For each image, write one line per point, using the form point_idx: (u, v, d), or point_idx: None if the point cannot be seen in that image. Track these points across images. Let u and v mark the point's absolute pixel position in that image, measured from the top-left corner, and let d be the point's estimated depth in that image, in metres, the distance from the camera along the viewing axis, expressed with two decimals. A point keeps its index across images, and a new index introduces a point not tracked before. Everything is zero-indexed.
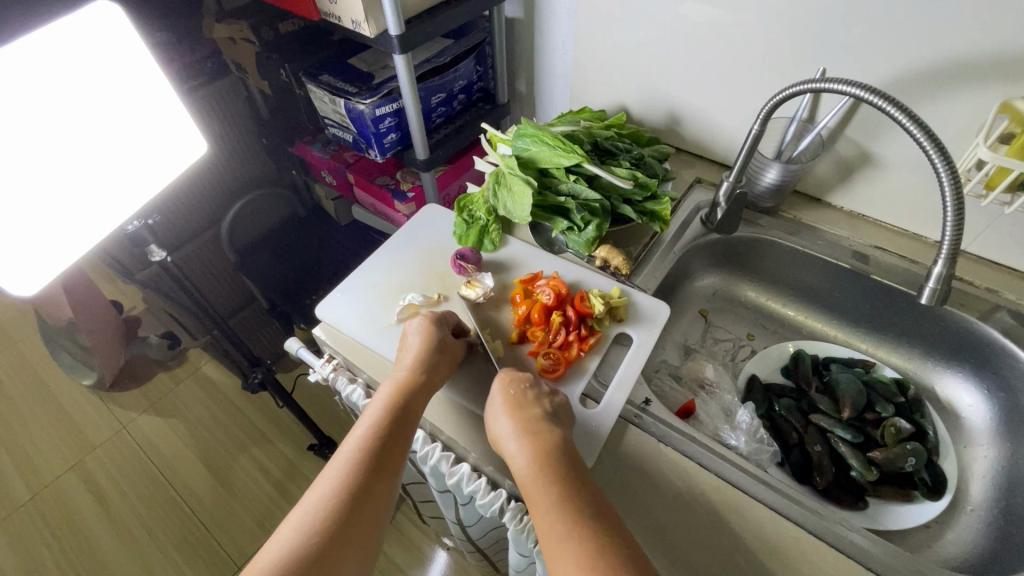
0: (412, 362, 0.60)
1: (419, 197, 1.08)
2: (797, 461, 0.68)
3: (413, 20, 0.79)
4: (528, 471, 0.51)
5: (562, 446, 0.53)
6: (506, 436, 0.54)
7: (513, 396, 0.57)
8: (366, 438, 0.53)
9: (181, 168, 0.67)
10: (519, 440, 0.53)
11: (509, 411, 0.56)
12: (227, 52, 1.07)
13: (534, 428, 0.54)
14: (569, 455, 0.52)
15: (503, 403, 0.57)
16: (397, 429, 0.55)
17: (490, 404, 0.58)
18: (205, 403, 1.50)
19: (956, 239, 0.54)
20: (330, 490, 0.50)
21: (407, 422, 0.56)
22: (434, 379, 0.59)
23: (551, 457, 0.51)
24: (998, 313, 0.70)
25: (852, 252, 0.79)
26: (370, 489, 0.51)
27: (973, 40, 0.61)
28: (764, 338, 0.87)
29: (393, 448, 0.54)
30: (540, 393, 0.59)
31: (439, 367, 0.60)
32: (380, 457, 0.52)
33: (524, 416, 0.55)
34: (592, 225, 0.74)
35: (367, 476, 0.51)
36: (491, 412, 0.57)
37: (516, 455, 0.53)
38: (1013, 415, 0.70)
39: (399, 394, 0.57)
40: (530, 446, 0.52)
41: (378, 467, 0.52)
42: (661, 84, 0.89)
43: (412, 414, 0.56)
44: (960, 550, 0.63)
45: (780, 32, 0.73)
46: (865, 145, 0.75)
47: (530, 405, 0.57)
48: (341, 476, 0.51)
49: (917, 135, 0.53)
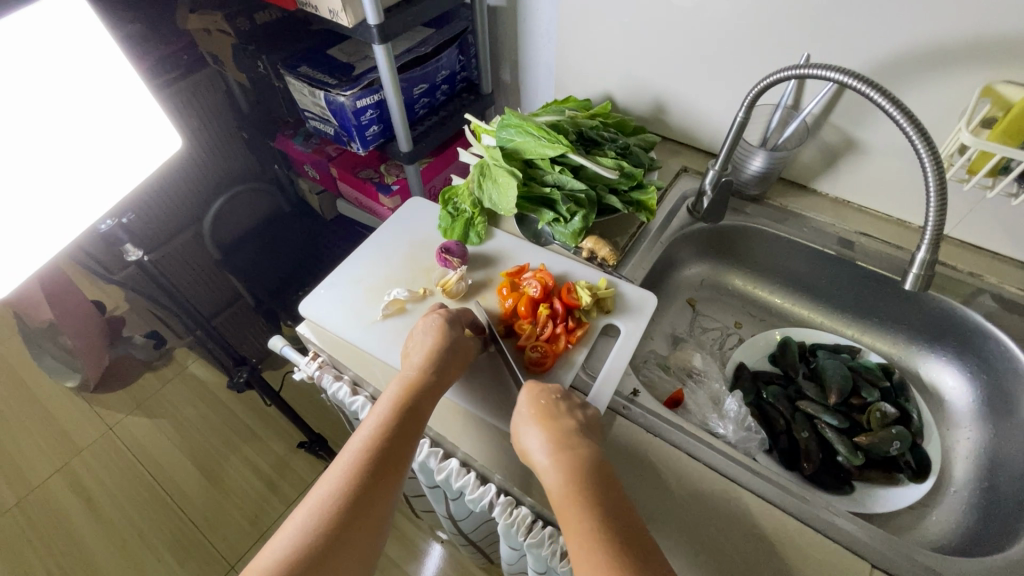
0: (422, 362, 0.58)
1: (404, 190, 1.07)
2: (784, 448, 0.69)
3: (391, 9, 0.77)
4: (563, 490, 0.48)
5: (598, 467, 0.50)
6: (536, 450, 0.52)
7: (544, 408, 0.55)
8: (372, 437, 0.52)
9: (155, 165, 0.65)
10: (552, 456, 0.50)
11: (540, 425, 0.53)
12: (203, 44, 1.05)
13: (567, 443, 0.51)
14: (606, 477, 0.49)
15: (534, 414, 0.54)
16: (405, 430, 0.54)
17: (518, 416, 0.55)
18: (193, 402, 1.48)
19: (939, 224, 0.54)
20: (333, 490, 0.49)
21: (415, 424, 0.55)
22: (445, 380, 0.58)
23: (588, 478, 0.48)
24: (981, 297, 0.71)
25: (838, 239, 0.79)
26: (374, 491, 0.50)
27: (955, 21, 0.61)
28: (751, 325, 0.87)
29: (399, 450, 0.53)
30: (572, 406, 0.56)
31: (450, 365, 0.59)
32: (385, 459, 0.51)
33: (559, 431, 0.52)
34: (578, 216, 0.74)
35: (372, 477, 0.50)
36: (521, 423, 0.55)
37: (548, 475, 0.50)
38: (994, 397, 0.70)
39: (406, 394, 0.56)
40: (565, 464, 0.49)
41: (382, 468, 0.51)
42: (646, 72, 0.88)
43: (421, 415, 0.55)
44: (943, 530, 0.64)
45: (764, 17, 0.72)
46: (850, 131, 0.74)
47: (562, 418, 0.54)
48: (344, 478, 0.50)
49: (901, 120, 0.53)
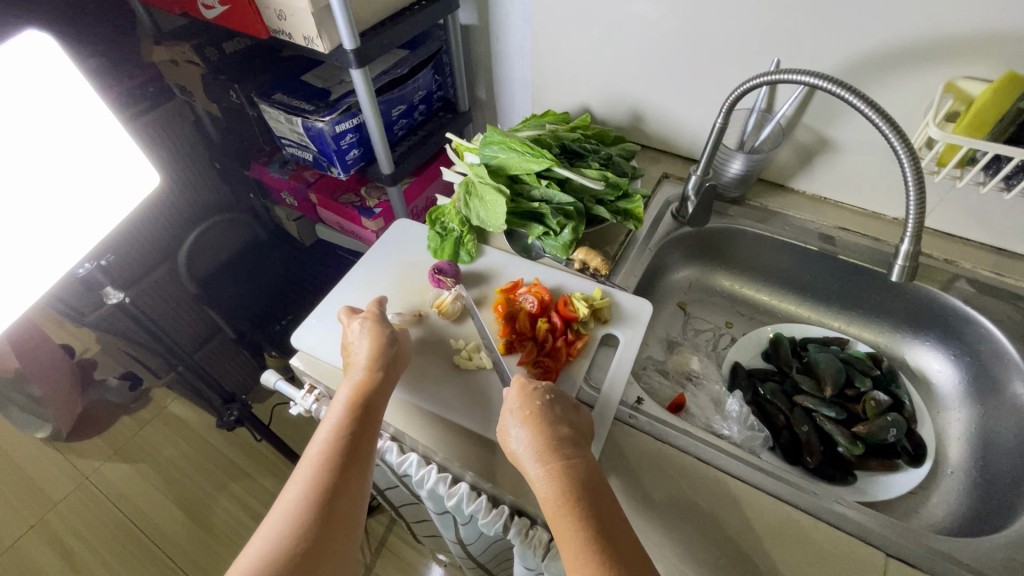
0: (367, 359, 0.58)
1: (387, 213, 1.05)
2: (787, 443, 0.70)
3: (368, 33, 0.76)
4: (556, 500, 0.47)
5: (589, 473, 0.49)
6: (528, 456, 0.51)
7: (537, 410, 0.53)
8: (330, 445, 0.51)
9: (134, 204, 0.63)
10: (544, 463, 0.50)
11: (532, 429, 0.52)
12: (170, 76, 1.02)
13: (562, 452, 0.50)
14: (598, 483, 0.49)
15: (526, 416, 0.53)
16: (362, 432, 0.53)
17: (507, 413, 0.54)
18: (175, 443, 1.42)
19: (921, 215, 0.55)
20: (298, 506, 0.47)
21: (371, 419, 0.54)
22: (394, 377, 0.59)
23: (579, 484, 0.48)
24: (958, 283, 0.73)
25: (819, 235, 0.81)
26: (341, 492, 0.49)
27: (916, 22, 0.64)
28: (742, 324, 0.89)
29: (359, 448, 0.52)
30: (564, 408, 0.55)
31: (396, 361, 0.60)
32: (347, 459, 0.51)
33: (553, 437, 0.51)
34: (568, 229, 0.74)
35: (337, 479, 0.49)
36: (511, 423, 0.53)
37: (539, 482, 0.49)
38: (979, 378, 0.73)
39: (360, 396, 0.55)
40: (559, 472, 0.48)
41: (347, 475, 0.50)
42: (622, 83, 0.90)
43: (376, 414, 0.55)
44: (945, 512, 0.65)
45: (735, 25, 0.74)
46: (823, 130, 0.77)
47: (555, 422, 0.53)
48: (308, 482, 0.49)
49: (875, 118, 0.55)
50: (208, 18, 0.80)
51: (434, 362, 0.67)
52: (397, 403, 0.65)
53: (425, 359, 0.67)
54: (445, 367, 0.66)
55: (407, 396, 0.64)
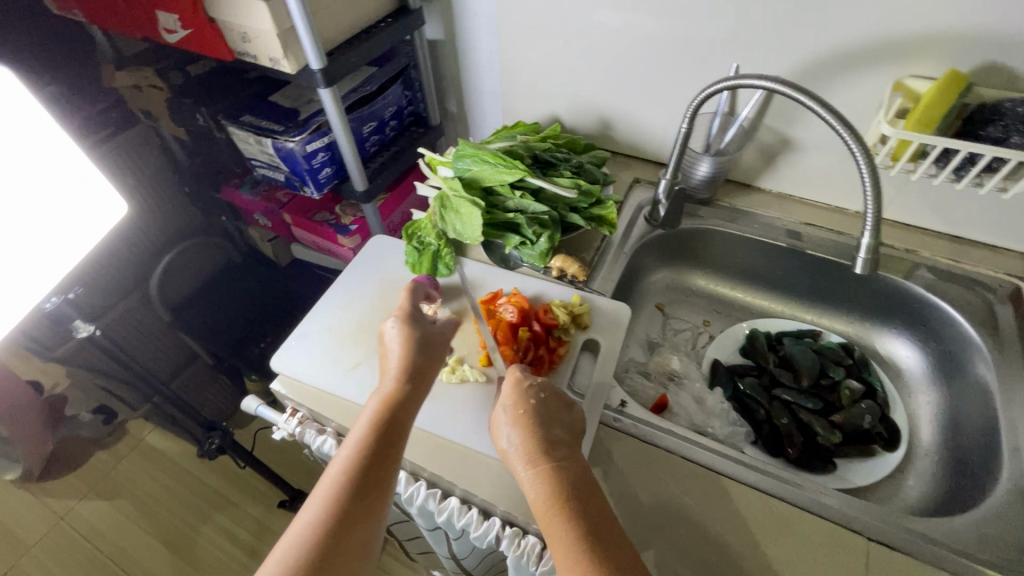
0: (398, 367, 0.57)
1: (363, 229, 1.04)
2: (769, 436, 0.71)
3: (334, 51, 0.76)
4: (544, 499, 0.47)
5: (578, 472, 0.49)
6: (520, 457, 0.51)
7: (528, 411, 0.54)
8: (353, 453, 0.49)
9: (101, 234, 0.62)
10: (535, 464, 0.50)
11: (521, 430, 0.52)
12: (133, 100, 1.00)
13: (552, 452, 0.50)
14: (586, 483, 0.48)
15: (518, 418, 0.53)
16: (389, 443, 0.50)
17: (501, 415, 0.54)
18: (155, 476, 1.38)
19: (878, 207, 0.57)
20: (317, 515, 0.45)
21: (399, 428, 0.52)
22: (424, 386, 0.56)
23: (566, 484, 0.48)
24: (919, 271, 0.76)
25: (786, 231, 0.84)
26: (362, 502, 0.47)
27: (863, 24, 0.67)
28: (719, 322, 0.91)
29: (384, 456, 0.50)
30: (556, 409, 0.55)
31: (428, 369, 0.58)
32: (371, 468, 0.48)
33: (542, 437, 0.51)
34: (544, 237, 0.75)
35: (358, 489, 0.47)
36: (501, 425, 0.54)
37: (529, 482, 0.49)
38: (943, 361, 0.76)
39: (385, 403, 0.53)
40: (549, 472, 0.48)
41: (370, 484, 0.48)
42: (590, 92, 0.92)
43: (404, 425, 0.53)
44: (921, 492, 0.68)
45: (694, 32, 0.77)
46: (784, 131, 0.80)
47: (548, 423, 0.53)
48: (330, 492, 0.46)
49: (829, 119, 0.57)
50: (169, 42, 0.79)
51: None
52: None
53: None
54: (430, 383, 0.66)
55: None
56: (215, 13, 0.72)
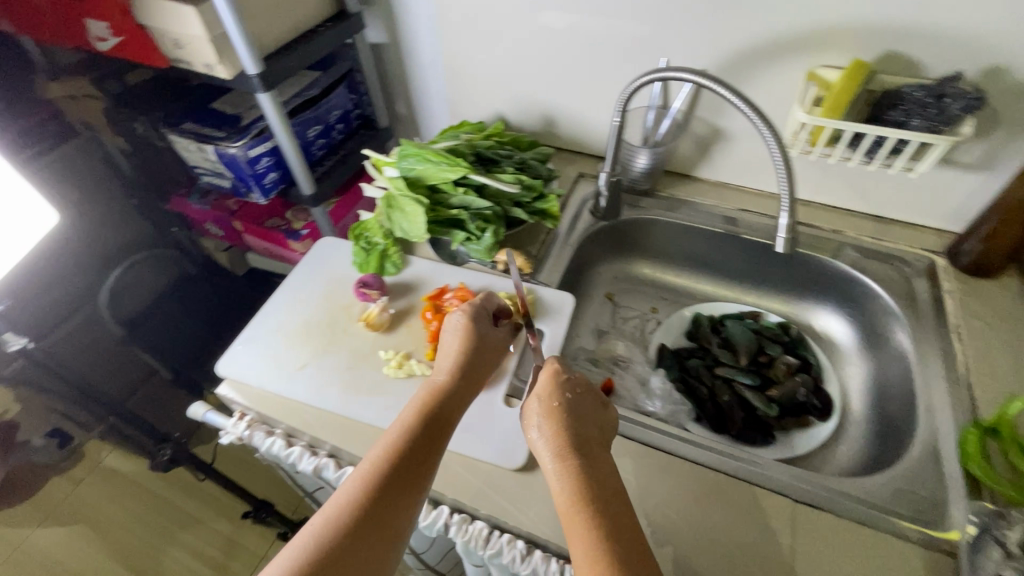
0: (450, 366, 0.57)
1: (315, 233, 1.05)
2: (711, 414, 0.74)
3: (271, 56, 0.77)
4: (570, 498, 0.46)
5: (604, 472, 0.48)
6: (548, 452, 0.50)
7: (562, 405, 0.53)
8: (397, 438, 0.50)
9: (31, 244, 0.61)
10: (562, 460, 0.49)
11: (551, 425, 0.51)
12: (71, 111, 0.99)
13: (581, 450, 0.50)
14: (611, 484, 0.47)
15: (550, 412, 0.52)
16: (433, 433, 0.51)
17: (534, 408, 0.54)
18: (114, 497, 1.34)
19: (792, 188, 0.61)
20: (353, 492, 0.46)
21: (443, 425, 0.52)
22: (472, 385, 0.57)
23: (592, 483, 0.47)
24: (845, 250, 0.81)
25: (723, 218, 0.88)
26: (398, 490, 0.47)
27: (778, 18, 0.71)
28: (666, 309, 0.94)
29: (426, 450, 0.50)
30: (590, 407, 0.55)
31: (478, 370, 0.59)
32: (410, 459, 0.48)
33: (571, 433, 0.51)
34: (488, 232, 0.76)
35: (396, 476, 0.47)
36: (530, 419, 0.53)
37: (555, 477, 0.48)
38: (869, 333, 0.81)
39: (433, 398, 0.54)
40: (575, 470, 0.47)
41: (409, 473, 0.48)
42: (532, 90, 0.94)
43: (450, 419, 0.53)
44: (853, 457, 0.72)
45: (625, 29, 0.80)
46: (715, 122, 0.84)
47: (581, 421, 0.53)
48: (368, 474, 0.47)
49: (745, 108, 0.61)
50: (101, 50, 0.78)
51: (367, 373, 0.67)
52: (331, 420, 0.65)
53: (357, 372, 0.67)
54: (378, 379, 0.67)
55: (341, 410, 0.64)
56: (146, 21, 0.72)
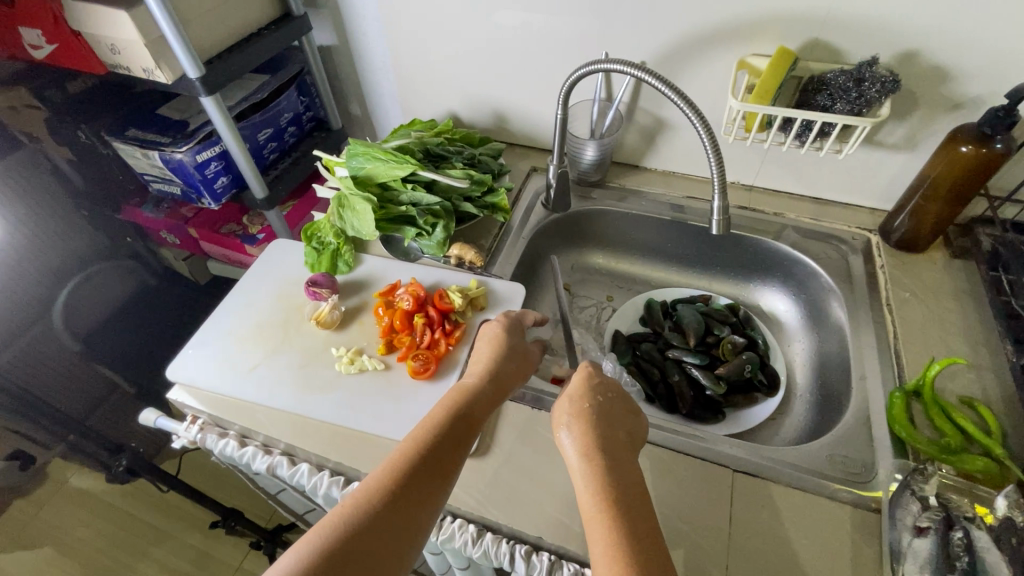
0: (482, 370, 0.57)
1: (272, 237, 1.04)
2: (663, 395, 0.77)
3: (212, 60, 0.76)
4: (593, 499, 0.44)
5: (631, 477, 0.47)
6: (576, 453, 0.49)
7: (593, 408, 0.53)
8: (428, 432, 0.49)
9: None
10: (590, 460, 0.48)
11: (581, 425, 0.51)
12: (12, 121, 0.97)
13: (609, 453, 0.48)
14: (637, 488, 0.46)
15: (582, 414, 0.52)
16: (463, 432, 0.50)
17: (565, 409, 0.53)
18: (78, 516, 1.31)
19: (723, 171, 0.63)
20: (381, 479, 0.44)
21: (473, 427, 0.51)
22: (502, 391, 0.56)
23: (617, 483, 0.45)
24: (785, 232, 0.84)
25: (670, 205, 0.90)
26: (424, 486, 0.45)
27: (710, 11, 0.74)
28: (622, 296, 0.96)
29: (455, 449, 0.48)
30: (622, 413, 0.54)
31: (509, 376, 0.58)
32: (439, 454, 0.47)
33: (600, 435, 0.50)
34: (438, 227, 0.78)
35: (424, 471, 0.45)
36: (563, 419, 0.52)
37: (581, 477, 0.47)
38: (811, 310, 0.84)
39: (466, 398, 0.53)
40: (601, 470, 0.46)
41: (437, 469, 0.46)
42: (481, 87, 0.96)
43: (479, 421, 0.52)
44: (796, 429, 0.75)
45: (565, 25, 0.82)
46: (657, 113, 0.86)
47: (609, 425, 0.52)
48: (396, 463, 0.45)
49: (674, 98, 0.63)
50: (37, 58, 0.77)
51: (318, 371, 0.68)
52: (284, 418, 0.65)
53: (310, 370, 0.68)
54: (329, 376, 0.67)
55: (292, 408, 0.65)
56: (79, 27, 0.71)
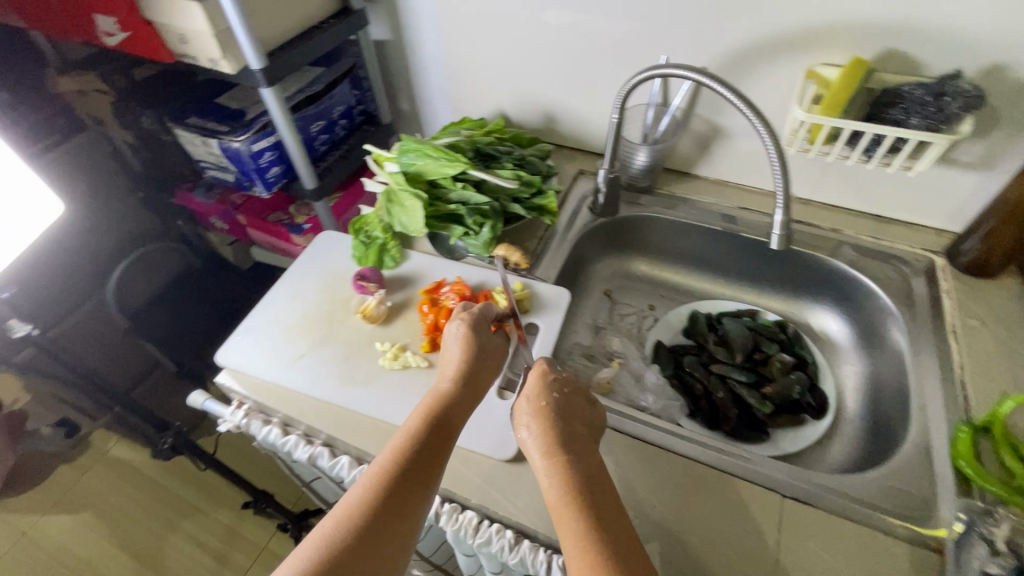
0: (453, 372, 0.56)
1: (317, 228, 1.06)
2: (705, 410, 0.75)
3: (274, 52, 0.78)
4: (559, 495, 0.46)
5: (592, 470, 0.49)
6: (537, 450, 0.50)
7: (553, 403, 0.53)
8: (402, 446, 0.49)
9: (36, 229, 0.63)
10: (551, 458, 0.49)
11: (540, 423, 0.52)
12: (80, 105, 1.01)
13: (570, 448, 0.50)
14: (600, 481, 0.48)
15: (540, 409, 0.53)
16: (438, 441, 0.50)
17: (524, 404, 0.54)
18: (117, 486, 1.36)
19: (787, 186, 0.61)
20: (358, 501, 0.45)
21: (447, 433, 0.51)
22: (475, 393, 0.56)
23: (582, 479, 0.47)
24: (843, 249, 0.81)
25: (722, 216, 0.88)
26: (402, 502, 0.46)
27: (780, 17, 0.71)
28: (664, 306, 0.94)
29: (431, 459, 0.49)
30: (578, 404, 0.55)
31: (482, 377, 0.57)
32: (415, 468, 0.48)
33: (559, 431, 0.51)
34: (486, 227, 0.77)
35: (399, 486, 0.46)
36: (522, 415, 0.53)
37: (545, 474, 0.48)
38: (866, 332, 0.81)
39: (438, 406, 0.53)
40: (563, 466, 0.48)
41: (413, 483, 0.47)
42: (532, 87, 0.95)
43: (454, 427, 0.52)
44: (846, 455, 0.72)
45: (625, 27, 0.80)
46: (714, 120, 0.84)
47: (568, 419, 0.53)
48: (371, 484, 0.46)
49: (741, 105, 0.61)
50: (109, 45, 0.80)
51: (362, 364, 0.68)
52: (327, 410, 0.66)
53: (354, 363, 0.69)
54: (372, 370, 0.68)
55: (336, 400, 0.65)
56: (151, 17, 0.73)
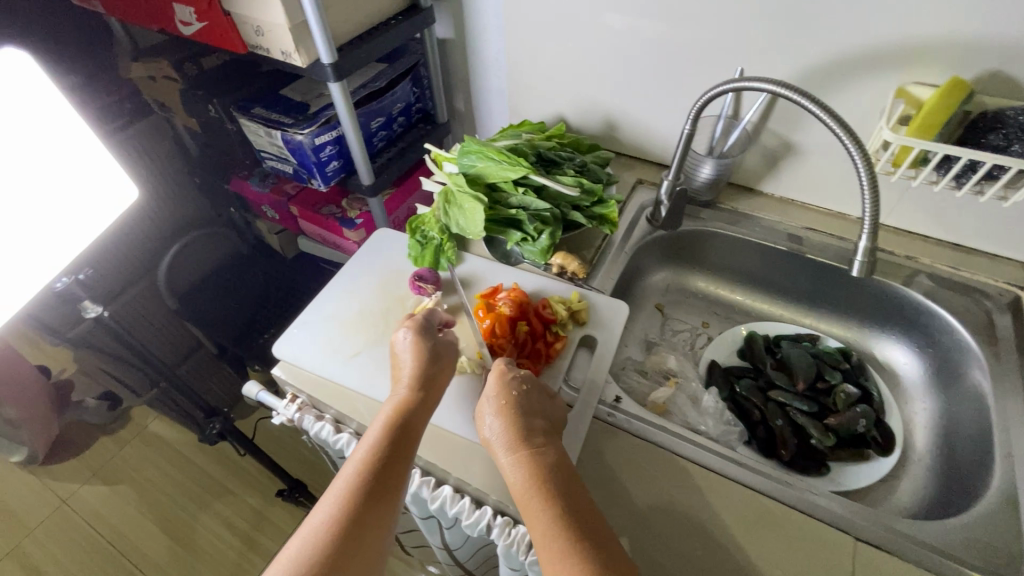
0: (410, 379, 0.57)
1: (369, 223, 1.06)
2: (762, 437, 0.71)
3: (344, 48, 0.78)
4: (524, 485, 0.48)
5: (557, 459, 0.50)
6: (500, 445, 0.51)
7: (512, 399, 0.54)
8: (366, 458, 0.49)
9: (111, 215, 0.63)
10: (515, 452, 0.50)
11: (502, 418, 0.53)
12: (148, 90, 1.03)
13: (532, 441, 0.51)
14: (565, 469, 0.50)
15: (501, 405, 0.54)
16: (401, 445, 0.51)
17: (485, 401, 0.55)
18: (156, 462, 1.40)
19: (876, 213, 0.57)
20: (327, 519, 0.45)
21: (410, 439, 0.52)
22: (435, 396, 0.57)
23: (547, 469, 0.49)
24: (918, 278, 0.77)
25: (787, 235, 0.84)
26: (372, 514, 0.46)
27: (871, 31, 0.67)
28: (718, 324, 0.91)
29: (396, 466, 0.50)
30: (536, 397, 0.56)
31: (440, 379, 0.58)
32: (381, 478, 0.48)
33: (521, 425, 0.52)
34: (545, 234, 0.75)
35: (368, 498, 0.47)
36: (483, 411, 0.54)
37: (510, 468, 0.50)
38: (940, 368, 0.76)
39: (398, 415, 0.53)
40: (527, 458, 0.49)
41: (381, 493, 0.48)
42: (595, 93, 0.93)
43: (416, 432, 0.53)
44: (912, 497, 0.68)
45: (700, 35, 0.77)
46: (787, 136, 0.80)
47: (528, 412, 0.54)
48: (339, 500, 0.46)
49: (828, 120, 0.57)
50: (184, 34, 0.81)
51: None
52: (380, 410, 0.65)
53: None
54: None
55: None
56: (230, 8, 0.74)
